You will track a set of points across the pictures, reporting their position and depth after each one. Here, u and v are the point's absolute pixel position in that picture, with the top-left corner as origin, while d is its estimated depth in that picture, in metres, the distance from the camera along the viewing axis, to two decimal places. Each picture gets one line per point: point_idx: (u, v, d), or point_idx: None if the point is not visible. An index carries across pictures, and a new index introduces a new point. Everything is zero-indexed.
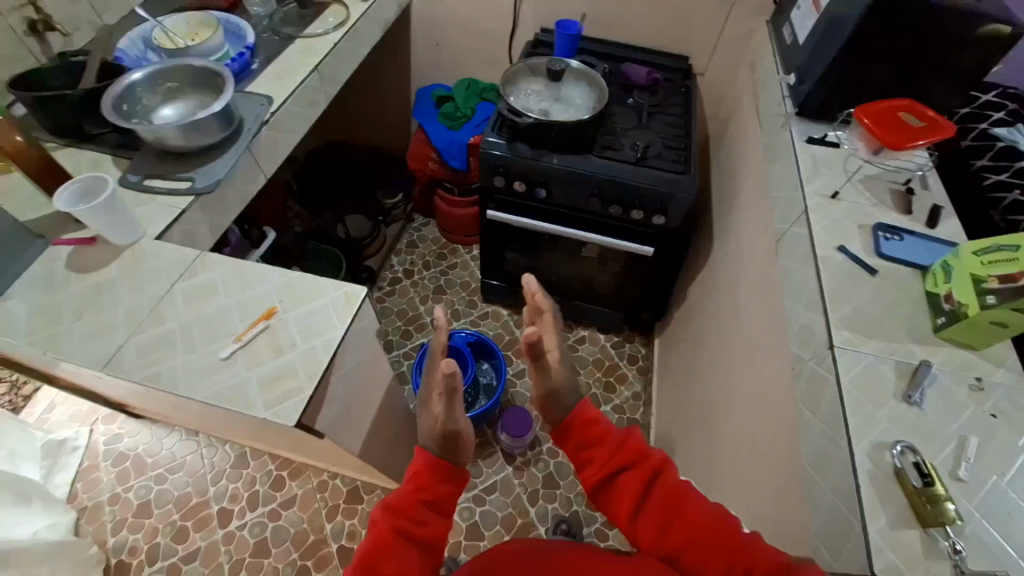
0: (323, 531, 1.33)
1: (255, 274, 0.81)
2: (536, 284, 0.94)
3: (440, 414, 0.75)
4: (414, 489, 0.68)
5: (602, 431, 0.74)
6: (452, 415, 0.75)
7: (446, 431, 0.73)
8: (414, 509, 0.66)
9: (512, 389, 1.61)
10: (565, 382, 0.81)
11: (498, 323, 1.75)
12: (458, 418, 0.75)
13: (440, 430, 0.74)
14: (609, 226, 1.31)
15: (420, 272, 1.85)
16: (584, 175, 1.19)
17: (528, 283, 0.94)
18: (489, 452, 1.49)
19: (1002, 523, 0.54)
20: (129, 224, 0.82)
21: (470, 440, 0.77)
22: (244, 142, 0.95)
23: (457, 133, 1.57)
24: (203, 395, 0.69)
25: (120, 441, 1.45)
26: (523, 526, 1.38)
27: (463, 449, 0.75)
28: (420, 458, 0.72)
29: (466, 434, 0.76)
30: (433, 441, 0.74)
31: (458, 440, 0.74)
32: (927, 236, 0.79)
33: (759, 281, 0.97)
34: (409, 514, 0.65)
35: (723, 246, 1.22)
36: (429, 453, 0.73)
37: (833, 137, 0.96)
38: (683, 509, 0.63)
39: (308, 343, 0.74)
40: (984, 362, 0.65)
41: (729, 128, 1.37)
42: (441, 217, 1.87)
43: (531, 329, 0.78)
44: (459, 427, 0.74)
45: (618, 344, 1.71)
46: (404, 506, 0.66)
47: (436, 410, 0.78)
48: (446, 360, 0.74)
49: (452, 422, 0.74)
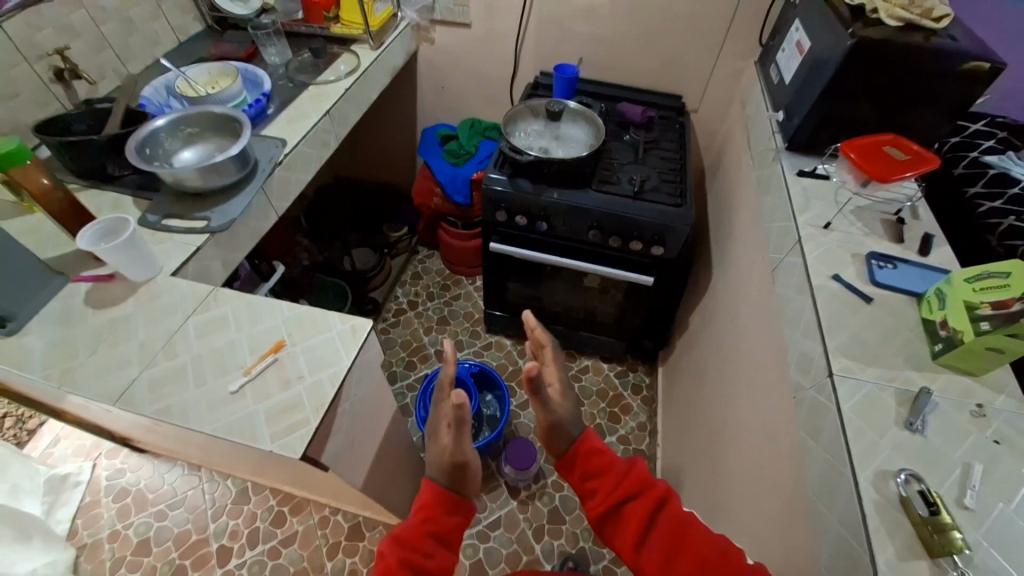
0: (323, 570, 1.30)
1: (266, 308, 0.84)
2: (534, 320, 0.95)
3: (449, 444, 0.73)
4: (421, 521, 0.68)
5: (606, 461, 0.74)
6: (461, 446, 0.73)
7: (455, 462, 0.72)
8: (420, 541, 0.66)
9: (516, 420, 1.60)
10: (568, 414, 0.81)
11: (502, 353, 1.76)
12: (467, 450, 0.73)
13: (449, 462, 0.72)
14: (609, 257, 1.34)
15: (424, 303, 1.88)
16: (583, 209, 1.22)
17: (526, 319, 0.94)
18: (493, 485, 1.47)
19: (1012, 554, 0.53)
20: (147, 261, 0.85)
21: (479, 471, 0.76)
22: (258, 182, 1.00)
23: (461, 169, 1.63)
24: (211, 427, 0.70)
25: (121, 476, 1.44)
26: (529, 564, 1.34)
27: (471, 481, 0.75)
28: (427, 490, 0.72)
29: (474, 467, 0.74)
30: (440, 473, 0.73)
31: (465, 472, 0.73)
32: (919, 264, 0.81)
33: (757, 309, 0.99)
34: (415, 547, 0.65)
35: (721, 275, 1.24)
36: (436, 484, 0.72)
37: (823, 170, 1.00)
38: (689, 540, 0.63)
39: (315, 376, 0.75)
40: (984, 388, 0.66)
41: (723, 160, 1.42)
42: (444, 249, 1.91)
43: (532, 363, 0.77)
44: (467, 459, 0.73)
45: (621, 373, 1.71)
46: (411, 538, 0.66)
47: (445, 441, 0.76)
48: (457, 391, 0.73)
49: (462, 453, 0.72)
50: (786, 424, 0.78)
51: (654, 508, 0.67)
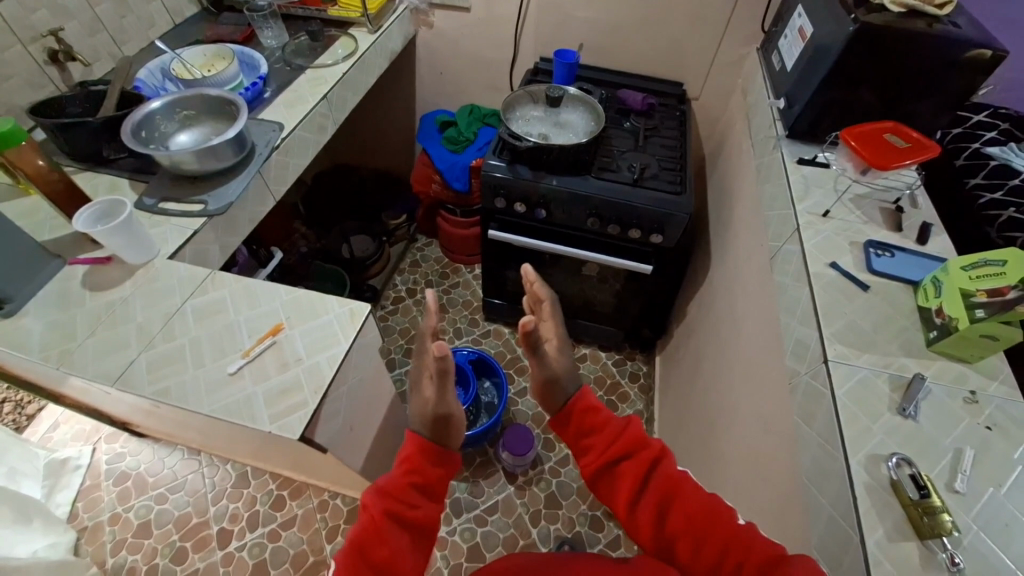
0: (323, 552, 1.32)
1: (263, 292, 0.84)
2: (534, 271, 0.89)
3: (432, 398, 0.73)
4: (405, 472, 0.69)
5: (600, 420, 0.75)
6: (445, 400, 0.73)
7: (438, 415, 0.72)
8: (406, 493, 0.67)
9: (514, 407, 1.62)
10: (564, 370, 0.81)
11: (500, 341, 1.77)
12: (451, 403, 0.73)
13: (430, 414, 0.73)
14: (608, 245, 1.34)
15: (423, 291, 1.88)
16: (583, 196, 1.22)
17: (527, 272, 0.89)
18: (491, 471, 1.48)
19: (1000, 536, 0.54)
20: (144, 244, 0.85)
21: (463, 423, 0.75)
22: (255, 166, 1.00)
23: (460, 156, 1.62)
24: (211, 408, 0.71)
25: (122, 460, 1.45)
26: (526, 547, 1.36)
27: (454, 435, 0.74)
28: (411, 442, 0.72)
29: (458, 418, 0.74)
30: (423, 425, 0.74)
31: (449, 424, 0.73)
32: (917, 253, 0.81)
33: (755, 297, 0.99)
34: (400, 498, 0.66)
35: (720, 264, 1.25)
36: (419, 436, 0.73)
37: (823, 158, 0.99)
38: (676, 498, 0.65)
39: (313, 358, 0.76)
40: (978, 375, 0.66)
41: (723, 149, 1.41)
42: (443, 237, 1.91)
43: (528, 317, 0.76)
44: (451, 412, 0.73)
45: (619, 362, 1.72)
46: (396, 490, 0.67)
47: (427, 394, 0.75)
48: (438, 342, 0.70)
49: (445, 406, 0.73)
50: (782, 409, 0.78)
51: (644, 466, 0.68)
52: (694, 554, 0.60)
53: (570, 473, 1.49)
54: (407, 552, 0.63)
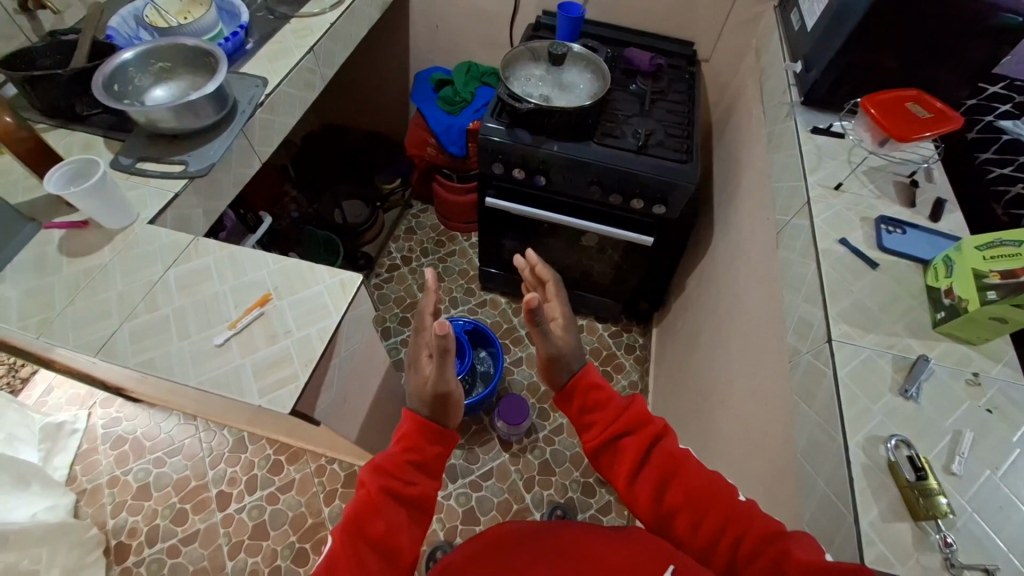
0: (321, 515, 1.35)
1: (249, 260, 0.80)
2: (535, 258, 0.91)
3: (432, 377, 0.73)
4: (402, 450, 0.70)
5: (604, 397, 0.76)
6: (443, 377, 0.71)
7: (437, 393, 0.72)
8: (401, 470, 0.68)
9: (509, 376, 1.63)
10: (570, 348, 0.79)
11: (497, 311, 1.75)
12: (449, 380, 0.72)
13: (430, 392, 0.72)
14: (610, 216, 1.30)
15: (418, 258, 1.84)
16: (584, 163, 1.17)
17: (527, 258, 0.91)
18: (486, 438, 1.50)
19: (994, 518, 0.54)
20: (121, 207, 0.80)
21: (462, 402, 0.75)
22: (238, 125, 0.94)
23: (457, 118, 1.55)
24: (197, 380, 0.69)
25: (118, 425, 1.46)
26: (518, 511, 1.40)
27: (453, 412, 0.74)
28: (407, 421, 0.73)
29: (457, 398, 0.73)
30: (422, 403, 0.74)
31: (448, 402, 0.73)
32: (929, 230, 0.78)
33: (759, 272, 0.97)
34: (395, 475, 0.67)
35: (723, 236, 1.22)
36: (418, 414, 0.73)
37: (838, 128, 0.95)
38: (677, 473, 0.66)
39: (303, 331, 0.73)
40: (981, 358, 0.65)
41: (732, 116, 1.35)
42: (439, 204, 1.85)
43: (534, 294, 0.73)
44: (449, 390, 0.72)
45: (616, 333, 1.71)
46: (391, 467, 0.68)
47: (425, 371, 0.75)
48: (439, 321, 0.68)
49: (443, 384, 0.72)
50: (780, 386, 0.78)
51: (643, 442, 0.70)
52: (693, 528, 0.62)
53: (563, 441, 1.51)
54: (403, 527, 0.64)
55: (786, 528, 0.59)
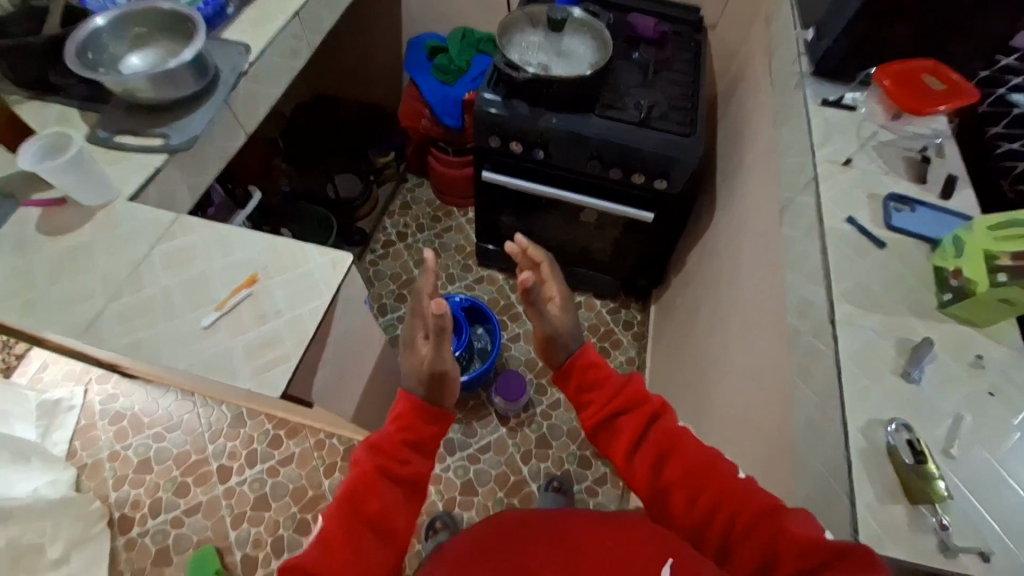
0: (321, 487, 1.36)
1: (236, 238, 0.77)
2: (526, 241, 0.89)
3: (428, 356, 0.73)
4: (397, 430, 0.70)
5: (603, 375, 0.76)
6: (440, 356, 0.71)
7: (433, 372, 0.72)
8: (397, 450, 0.68)
9: (507, 352, 1.62)
10: (567, 327, 0.81)
11: (494, 288, 1.73)
12: (446, 359, 0.72)
13: (427, 371, 0.73)
14: (610, 191, 1.27)
15: (414, 234, 1.81)
16: (583, 136, 1.13)
17: (518, 241, 0.89)
18: (484, 413, 1.51)
19: (989, 499, 0.54)
20: (100, 183, 0.78)
21: (459, 381, 0.75)
22: (221, 94, 0.89)
23: (451, 88, 1.50)
24: (187, 363, 0.67)
25: (115, 401, 1.45)
26: (516, 483, 1.42)
27: (449, 392, 0.74)
28: (403, 401, 0.73)
29: (453, 377, 0.73)
30: (417, 383, 0.74)
31: (443, 381, 0.73)
32: (938, 208, 0.75)
33: (760, 249, 0.95)
34: (390, 455, 0.67)
35: (726, 212, 1.19)
36: (413, 394, 0.73)
37: (850, 99, 0.90)
38: (676, 450, 0.67)
39: (293, 312, 0.71)
40: (985, 339, 0.64)
41: (738, 87, 1.29)
42: (435, 178, 1.80)
43: (526, 273, 0.78)
44: (446, 369, 0.72)
45: (614, 310, 1.70)
46: (386, 447, 0.68)
47: (422, 352, 0.76)
48: (436, 300, 0.69)
49: (440, 363, 0.71)
50: (777, 370, 0.78)
51: (641, 421, 0.70)
52: (690, 503, 0.63)
53: (561, 416, 1.52)
54: (398, 506, 0.65)
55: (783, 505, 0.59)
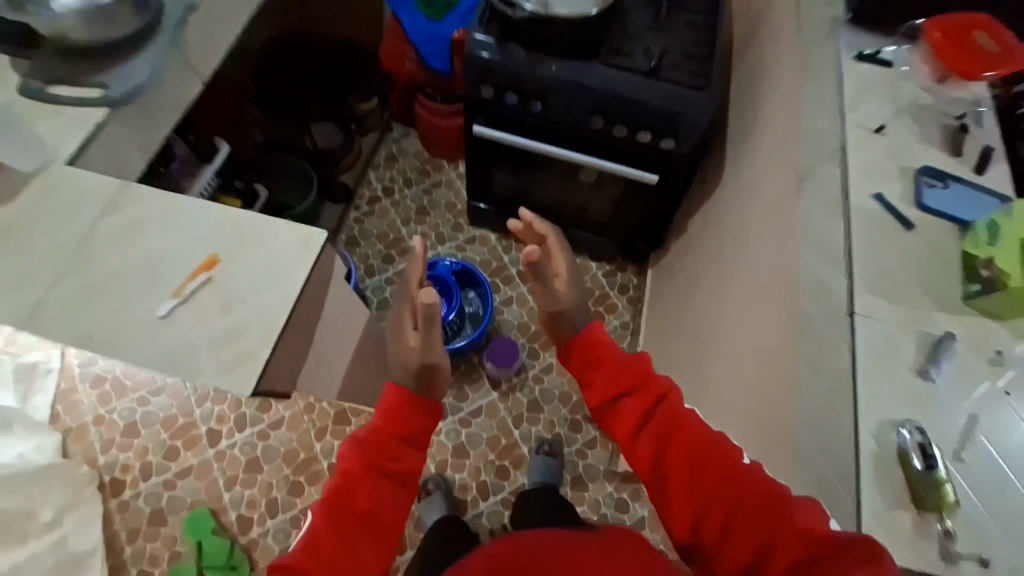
0: (313, 450, 1.37)
1: (191, 213, 0.69)
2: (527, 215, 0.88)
3: (418, 347, 0.72)
4: (385, 425, 0.66)
5: (608, 354, 0.73)
6: (430, 348, 0.72)
7: (423, 365, 0.71)
8: (385, 446, 0.65)
9: (499, 316, 1.58)
10: (574, 304, 0.78)
11: (486, 249, 1.66)
12: (436, 351, 0.72)
13: (417, 363, 0.71)
14: (614, 150, 1.17)
15: (401, 190, 1.71)
16: (584, 87, 1.02)
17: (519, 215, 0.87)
18: (475, 377, 1.50)
19: (997, 504, 0.53)
20: (34, 145, 0.68)
21: (450, 372, 0.75)
22: (169, 34, 0.78)
23: (440, 25, 1.35)
24: (144, 358, 0.62)
25: (94, 365, 1.41)
26: (508, 446, 1.44)
27: (441, 383, 0.72)
28: (389, 396, 0.69)
29: (444, 369, 0.73)
30: (407, 375, 0.71)
31: (435, 374, 0.72)
32: (974, 185, 0.68)
33: (771, 222, 0.88)
34: (379, 452, 0.64)
35: (735, 176, 1.10)
36: (402, 388, 0.69)
37: (888, 54, 0.80)
38: (681, 434, 0.64)
39: (260, 300, 0.65)
40: (1009, 334, 0.60)
41: (759, 31, 1.16)
42: (422, 129, 1.67)
43: (533, 247, 0.76)
44: (437, 361, 0.72)
45: (610, 273, 1.64)
46: (374, 442, 0.65)
47: (410, 344, 0.73)
48: (425, 290, 0.71)
49: (430, 356, 0.71)
50: (778, 357, 0.74)
51: (647, 404, 0.67)
52: (693, 489, 0.60)
53: (553, 380, 1.51)
54: (387, 503, 0.62)
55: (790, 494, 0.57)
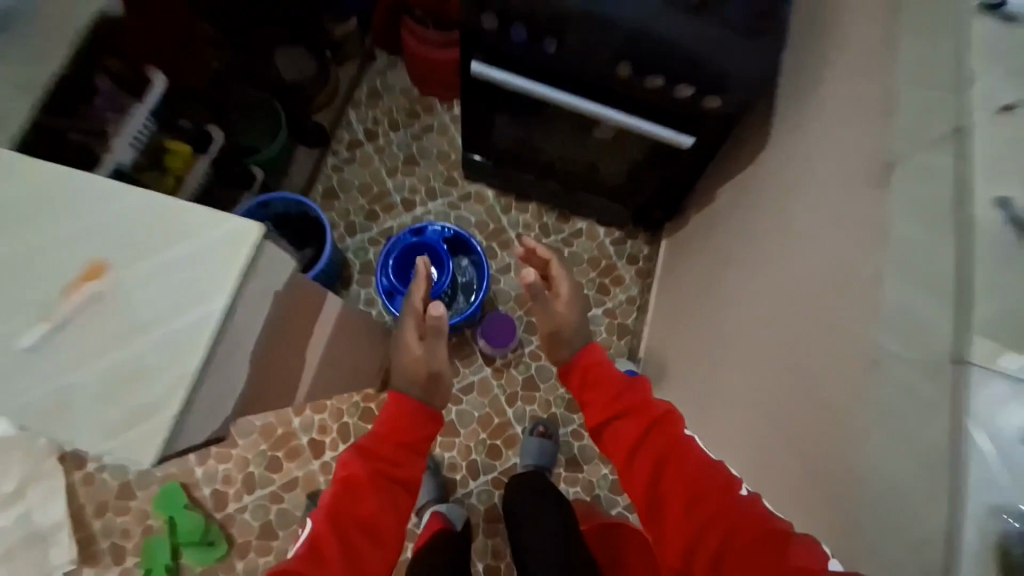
0: (291, 425, 1.28)
1: (79, 208, 0.58)
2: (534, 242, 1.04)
3: (423, 358, 0.93)
4: (388, 437, 0.83)
5: (608, 377, 0.83)
6: (432, 357, 0.93)
7: (430, 371, 0.92)
8: (387, 455, 0.81)
9: (495, 285, 1.44)
10: (571, 323, 0.95)
11: (483, 208, 1.48)
12: (438, 360, 0.93)
13: (425, 371, 0.92)
14: (645, 106, 0.95)
15: (386, 135, 1.49)
16: (608, 18, 0.81)
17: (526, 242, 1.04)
18: (467, 352, 1.39)
19: None
20: None
21: (450, 380, 0.95)
22: None
23: None
24: (27, 398, 0.54)
25: None
26: (500, 425, 1.36)
27: (441, 390, 0.94)
28: (394, 404, 0.86)
29: (445, 376, 0.93)
30: (415, 385, 0.91)
31: (438, 380, 0.93)
32: None
33: (835, 215, 0.72)
34: (382, 462, 0.80)
35: (785, 145, 0.92)
36: (404, 400, 0.85)
37: None
38: (675, 459, 0.69)
39: (162, 333, 0.56)
40: None
41: None
42: (409, 62, 1.42)
43: (531, 270, 0.93)
44: (439, 370, 0.92)
45: (618, 241, 1.49)
46: (378, 453, 0.81)
47: (416, 352, 0.94)
48: (433, 308, 0.92)
49: (433, 364, 0.92)
50: (779, 391, 0.77)
51: (644, 423, 0.74)
52: (685, 516, 0.63)
53: None
54: (385, 509, 0.77)
55: (791, 531, 0.57)
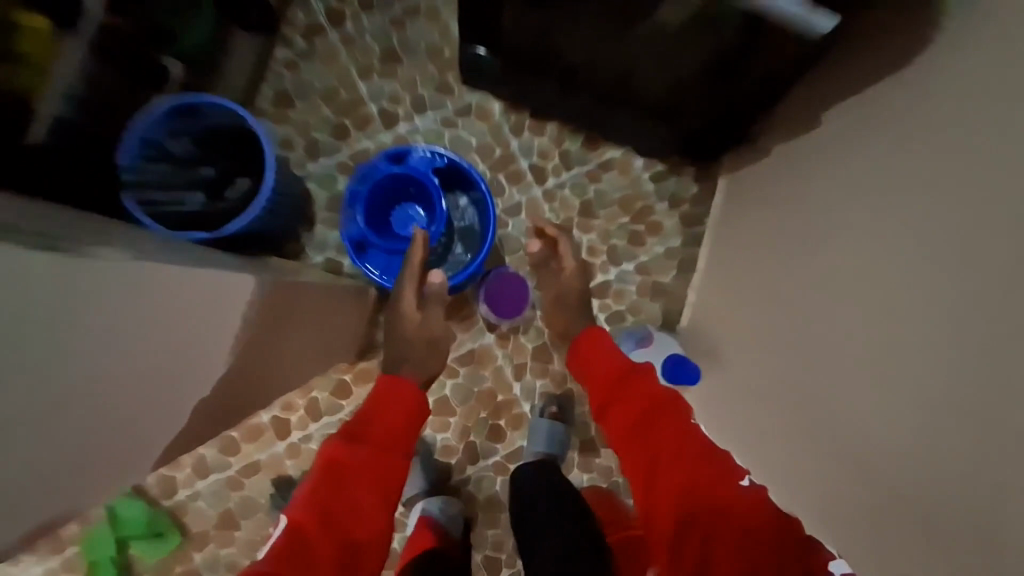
0: None
1: None
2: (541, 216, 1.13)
3: (421, 326, 0.92)
4: (374, 415, 0.77)
5: (617, 363, 0.82)
6: (430, 324, 0.93)
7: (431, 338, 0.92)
8: (370, 438, 0.74)
9: (500, 230, 1.13)
10: (574, 291, 1.04)
11: (486, 127, 1.12)
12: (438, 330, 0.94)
13: (425, 337, 0.91)
14: None
15: (356, 18, 1.09)
16: None
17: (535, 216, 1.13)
18: (466, 315, 1.11)
19: None
20: None
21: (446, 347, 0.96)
22: None
23: None
24: None
25: None
26: (503, 403, 1.12)
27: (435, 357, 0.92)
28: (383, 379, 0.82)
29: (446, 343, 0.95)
30: (416, 342, 0.91)
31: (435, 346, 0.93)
32: None
33: None
34: (365, 444, 0.73)
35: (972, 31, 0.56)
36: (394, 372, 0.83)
37: None
38: (678, 447, 0.67)
39: None
40: None
41: None
42: None
43: (536, 241, 1.08)
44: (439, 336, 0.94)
45: (660, 176, 1.14)
46: (363, 433, 0.74)
47: (418, 321, 0.92)
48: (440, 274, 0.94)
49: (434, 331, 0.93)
50: (879, 397, 0.61)
51: (646, 406, 0.73)
52: (678, 504, 0.63)
53: None
54: (366, 502, 0.69)
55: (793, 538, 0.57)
